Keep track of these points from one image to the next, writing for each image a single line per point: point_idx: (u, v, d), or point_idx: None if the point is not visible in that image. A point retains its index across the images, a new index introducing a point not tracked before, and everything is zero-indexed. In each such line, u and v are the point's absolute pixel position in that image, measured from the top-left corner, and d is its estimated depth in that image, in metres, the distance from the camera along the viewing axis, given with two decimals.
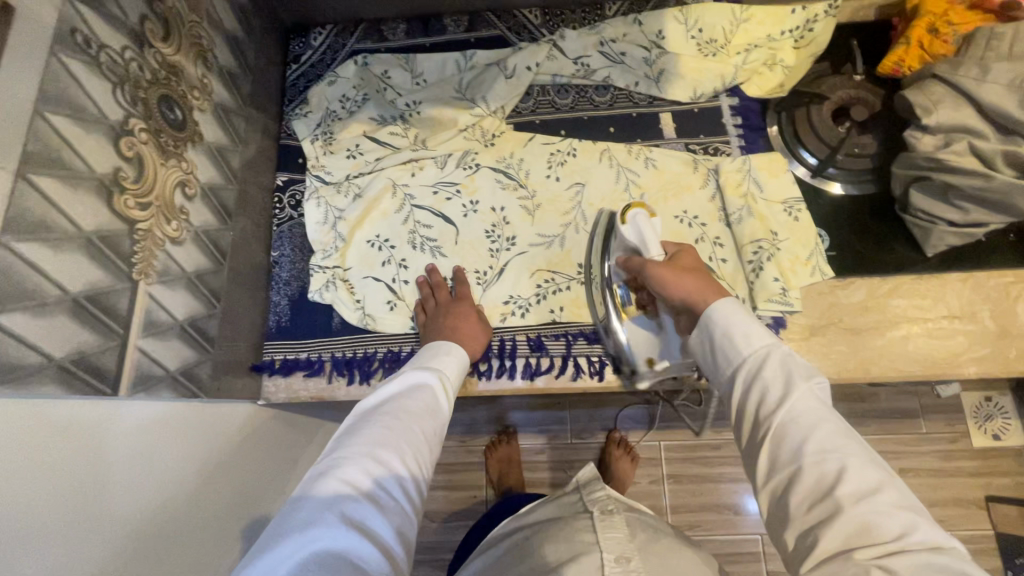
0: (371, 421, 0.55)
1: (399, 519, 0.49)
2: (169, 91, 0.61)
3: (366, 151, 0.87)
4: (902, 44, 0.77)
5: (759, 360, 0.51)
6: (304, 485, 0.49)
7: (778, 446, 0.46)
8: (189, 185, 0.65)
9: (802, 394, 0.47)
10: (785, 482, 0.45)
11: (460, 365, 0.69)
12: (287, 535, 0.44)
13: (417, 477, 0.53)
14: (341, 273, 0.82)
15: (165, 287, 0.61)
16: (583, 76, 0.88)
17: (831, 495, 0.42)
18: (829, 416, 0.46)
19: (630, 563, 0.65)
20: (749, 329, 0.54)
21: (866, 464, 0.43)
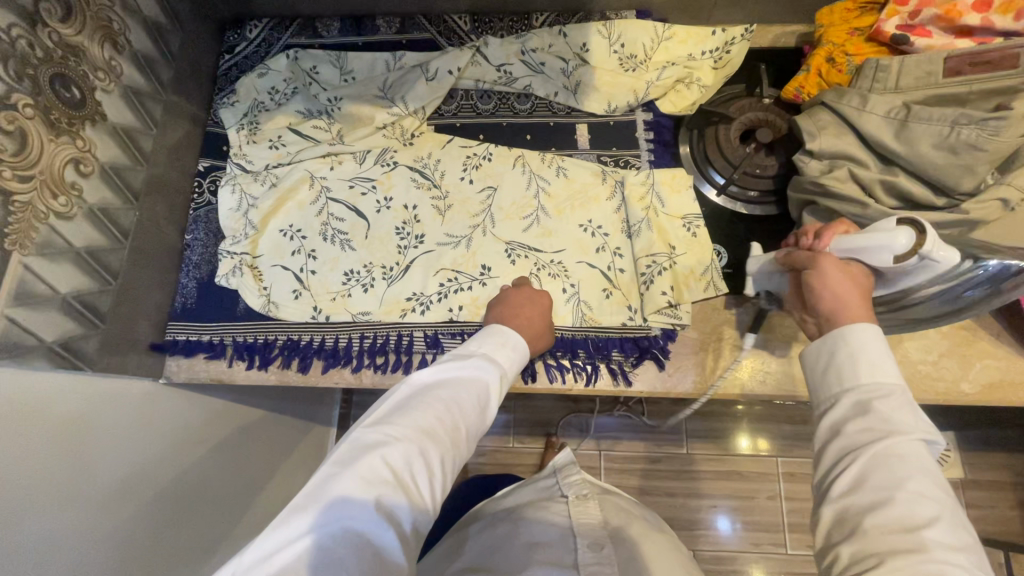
0: (423, 402, 0.55)
1: (429, 510, 0.50)
2: (65, 69, 0.64)
3: (288, 143, 0.89)
4: (803, 70, 0.80)
5: (909, 401, 0.48)
6: (345, 452, 0.50)
7: (875, 474, 0.45)
8: (84, 163, 0.67)
9: (918, 439, 0.46)
10: (867, 504, 0.44)
11: (518, 360, 0.65)
12: (324, 501, 0.46)
13: (453, 467, 0.54)
14: (249, 260, 0.84)
15: (47, 260, 0.62)
16: (504, 83, 0.91)
17: (917, 533, 0.41)
18: (935, 470, 0.45)
19: (603, 548, 0.69)
20: (895, 367, 0.50)
21: (959, 525, 0.42)
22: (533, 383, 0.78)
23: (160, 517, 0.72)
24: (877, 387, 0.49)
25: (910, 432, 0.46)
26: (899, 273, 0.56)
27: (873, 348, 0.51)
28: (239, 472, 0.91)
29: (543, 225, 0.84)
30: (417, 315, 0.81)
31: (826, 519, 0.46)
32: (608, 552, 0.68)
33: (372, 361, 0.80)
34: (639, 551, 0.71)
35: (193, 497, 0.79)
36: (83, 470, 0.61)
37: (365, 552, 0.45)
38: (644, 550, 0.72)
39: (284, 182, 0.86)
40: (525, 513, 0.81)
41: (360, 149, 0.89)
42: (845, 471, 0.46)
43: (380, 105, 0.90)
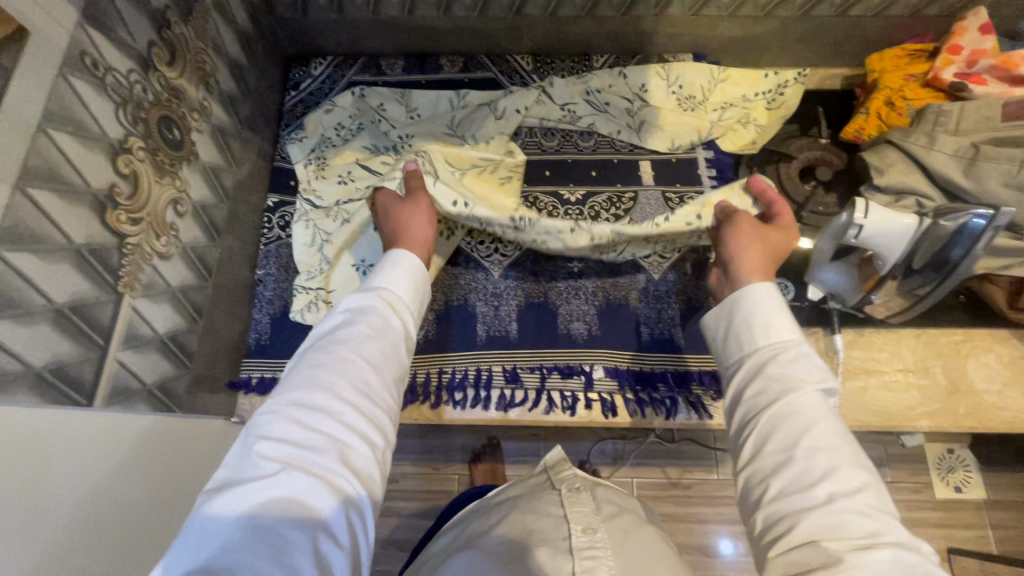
0: (306, 360, 0.55)
1: (354, 456, 0.50)
2: (170, 112, 0.64)
3: (357, 179, 0.89)
4: (862, 113, 0.83)
5: (788, 357, 0.58)
6: (242, 441, 0.49)
7: (778, 433, 0.53)
8: (181, 203, 0.67)
9: (807, 393, 0.54)
10: (776, 465, 0.51)
11: (413, 276, 0.67)
12: (229, 489, 0.45)
13: (357, 403, 0.53)
14: (323, 295, 0.83)
15: (150, 301, 0.61)
16: (569, 122, 0.93)
17: (821, 492, 0.48)
18: (831, 419, 0.53)
19: (597, 534, 0.63)
20: (779, 322, 0.60)
21: (854, 465, 0.50)
22: (614, 418, 0.79)
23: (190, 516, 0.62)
24: (759, 354, 0.59)
25: (795, 385, 0.55)
26: (877, 244, 0.65)
27: (773, 310, 0.61)
28: None
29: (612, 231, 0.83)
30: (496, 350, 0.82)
31: (744, 478, 0.54)
32: (603, 536, 0.63)
33: (451, 397, 0.80)
34: (632, 538, 0.66)
35: None
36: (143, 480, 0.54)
37: (294, 506, 0.44)
38: (632, 535, 0.67)
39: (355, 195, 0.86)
40: (517, 514, 0.70)
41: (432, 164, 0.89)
42: (749, 439, 0.55)
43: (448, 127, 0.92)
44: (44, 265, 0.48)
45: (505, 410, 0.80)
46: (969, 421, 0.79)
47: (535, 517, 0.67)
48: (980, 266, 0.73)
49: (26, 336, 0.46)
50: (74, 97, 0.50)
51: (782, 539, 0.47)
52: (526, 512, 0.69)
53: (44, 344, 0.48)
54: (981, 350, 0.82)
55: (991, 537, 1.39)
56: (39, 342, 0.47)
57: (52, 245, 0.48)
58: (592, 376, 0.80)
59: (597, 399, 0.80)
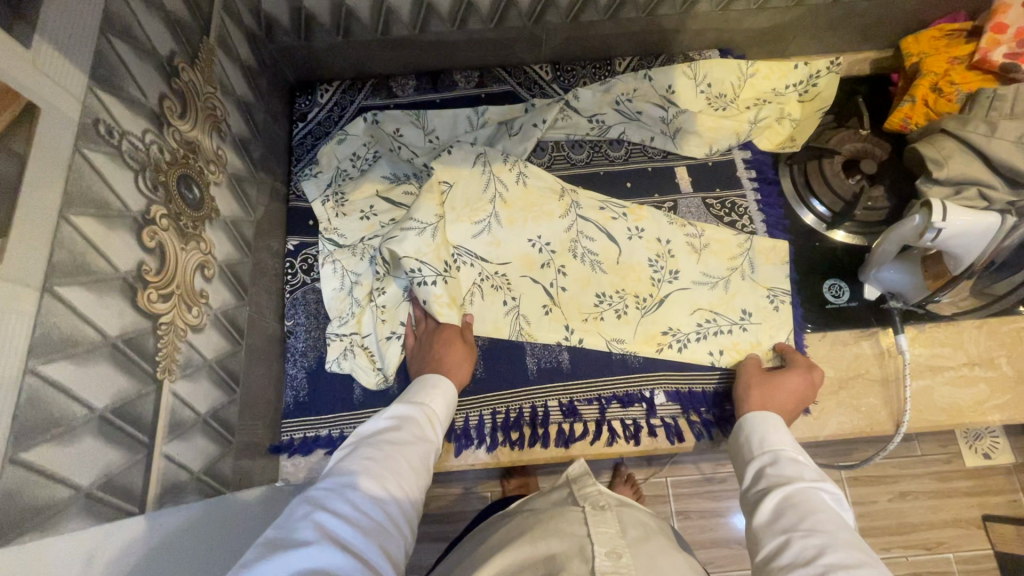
0: (355, 455, 0.56)
1: (386, 544, 0.49)
2: (188, 169, 0.58)
3: (380, 212, 0.84)
4: (907, 102, 0.80)
5: (781, 454, 0.60)
6: (287, 516, 0.48)
7: (775, 519, 0.53)
8: (208, 267, 0.61)
9: (802, 491, 0.54)
10: (777, 548, 0.50)
11: (447, 399, 0.68)
12: (273, 551, 0.43)
13: (397, 496, 0.53)
14: (358, 340, 0.78)
15: (188, 380, 0.56)
16: (598, 134, 0.89)
17: (816, 561, 0.46)
18: (830, 514, 0.51)
19: (622, 559, 0.55)
20: (783, 435, 0.62)
21: (854, 548, 0.47)
22: (680, 443, 0.76)
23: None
24: (762, 452, 0.62)
25: (794, 481, 0.56)
26: (953, 245, 0.62)
27: (771, 424, 0.64)
28: None
29: (654, 316, 0.80)
30: (543, 384, 0.78)
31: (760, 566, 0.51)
32: (630, 562, 0.54)
33: (508, 437, 0.76)
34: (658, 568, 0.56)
35: None
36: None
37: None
38: (663, 563, 0.57)
39: (442, 277, 0.74)
40: (529, 541, 0.59)
41: (506, 231, 0.82)
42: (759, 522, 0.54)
43: (527, 185, 0.84)
44: (81, 369, 0.42)
45: (565, 446, 0.76)
46: None
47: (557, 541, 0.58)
48: None
49: (70, 456, 0.40)
50: (93, 173, 0.44)
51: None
52: (532, 542, 0.59)
53: (91, 459, 0.42)
54: None
55: None
56: (83, 457, 0.42)
57: (87, 344, 0.43)
58: (653, 401, 0.77)
59: (661, 425, 0.76)
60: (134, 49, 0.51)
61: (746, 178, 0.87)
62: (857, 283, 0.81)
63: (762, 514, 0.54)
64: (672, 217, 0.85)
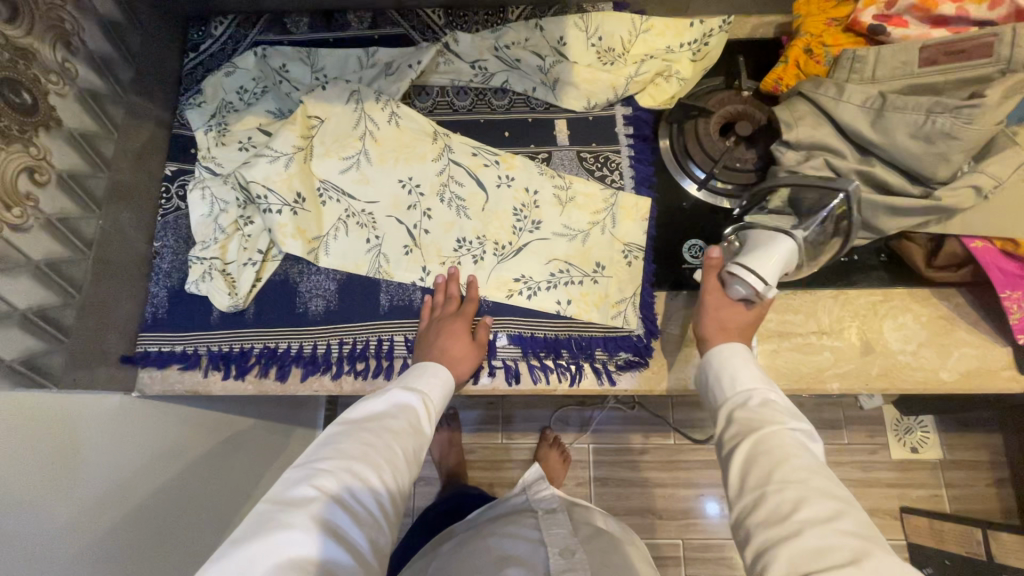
0: (354, 434, 0.57)
1: (376, 531, 0.52)
2: (13, 74, 0.60)
3: (257, 144, 0.86)
4: (782, 62, 0.78)
5: (753, 397, 0.58)
6: (279, 492, 0.50)
7: (749, 467, 0.52)
8: (39, 172, 0.63)
9: (777, 432, 0.53)
10: (748, 505, 0.50)
11: (445, 388, 0.69)
12: (264, 532, 0.47)
13: (390, 486, 0.55)
14: (218, 265, 0.80)
15: (2, 275, 0.59)
16: (481, 81, 0.88)
17: (792, 518, 0.46)
18: (805, 457, 0.51)
19: (575, 555, 0.70)
20: (754, 372, 0.61)
21: (830, 498, 0.47)
22: (518, 385, 0.78)
23: (160, 530, 0.75)
24: (733, 393, 0.60)
25: (766, 422, 0.55)
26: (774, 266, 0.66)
27: (738, 365, 0.61)
28: (219, 493, 0.88)
29: (509, 262, 0.82)
30: (394, 320, 0.80)
31: (738, 516, 0.51)
32: (580, 556, 0.70)
33: (353, 367, 0.79)
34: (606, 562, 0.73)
35: (167, 496, 0.77)
36: (57, 501, 0.60)
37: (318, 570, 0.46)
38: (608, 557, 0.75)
39: (288, 207, 0.79)
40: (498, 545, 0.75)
41: (375, 170, 0.84)
42: (735, 471, 0.53)
43: (399, 126, 0.85)
44: None
45: None
46: (882, 381, 0.76)
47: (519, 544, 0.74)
48: (890, 225, 0.70)
49: None
50: None
51: (761, 567, 0.46)
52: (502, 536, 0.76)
53: None
54: (898, 310, 0.79)
55: (945, 496, 1.24)
56: None
57: None
58: (495, 343, 0.78)
59: (501, 366, 0.78)
60: None
61: (624, 135, 0.86)
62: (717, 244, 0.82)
63: (735, 463, 0.53)
64: (542, 168, 0.85)
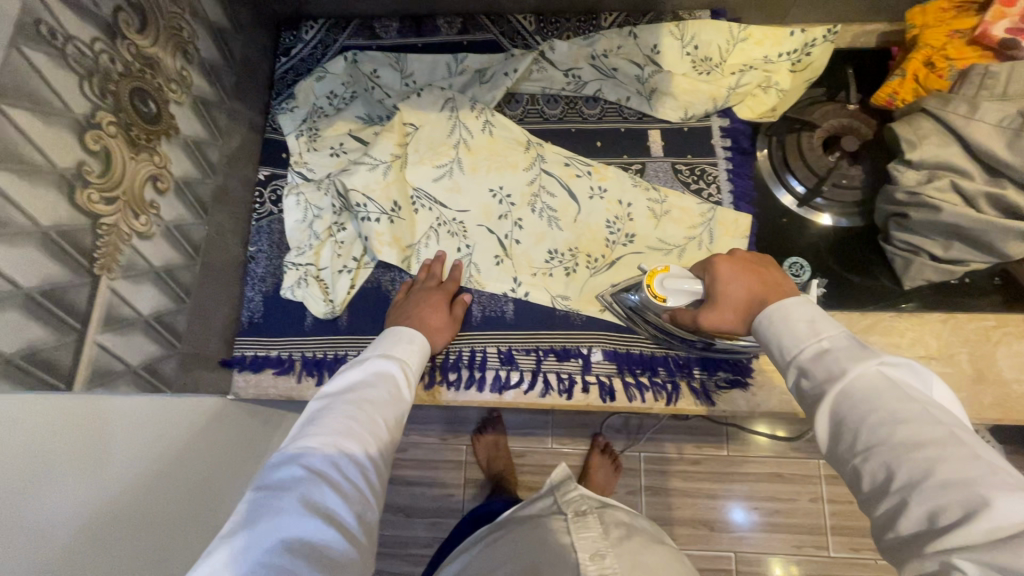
0: (332, 409, 0.57)
1: (366, 501, 0.52)
2: (143, 83, 0.61)
3: (349, 150, 0.86)
4: (897, 76, 0.76)
5: (810, 355, 0.48)
6: (263, 477, 0.50)
7: (838, 432, 0.44)
8: (160, 180, 0.64)
9: (856, 377, 0.44)
10: (852, 477, 0.42)
11: (421, 355, 0.69)
12: (252, 519, 0.46)
13: (375, 455, 0.55)
14: (313, 271, 0.81)
15: (130, 282, 0.60)
16: (574, 89, 0.87)
17: (893, 484, 0.39)
18: (896, 401, 0.42)
19: (605, 560, 0.67)
20: (801, 328, 0.50)
21: (921, 442, 0.39)
22: (612, 402, 0.77)
23: (182, 522, 0.66)
24: (785, 359, 0.50)
25: (845, 369, 0.45)
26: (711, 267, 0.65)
27: (796, 320, 0.51)
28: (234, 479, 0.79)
29: (603, 276, 0.81)
30: (487, 332, 0.79)
31: (846, 484, 0.44)
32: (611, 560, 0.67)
33: (445, 377, 0.78)
34: (638, 561, 0.70)
35: (186, 488, 0.66)
36: (84, 482, 0.50)
37: (308, 549, 0.45)
38: (641, 557, 0.71)
39: (385, 217, 0.79)
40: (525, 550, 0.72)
41: (467, 179, 0.83)
42: (824, 438, 0.45)
43: (492, 135, 0.84)
44: (11, 250, 0.46)
45: (499, 392, 0.78)
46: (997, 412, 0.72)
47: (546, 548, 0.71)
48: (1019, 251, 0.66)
49: None
50: (31, 70, 0.47)
51: (888, 536, 0.39)
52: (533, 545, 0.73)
53: (12, 331, 0.47)
54: (1013, 337, 0.75)
55: None
56: (5, 328, 0.46)
57: (16, 229, 0.47)
58: (589, 358, 0.78)
59: (595, 383, 0.77)
60: None
61: (720, 148, 0.84)
62: (818, 263, 0.80)
63: (821, 433, 0.45)
64: (636, 180, 0.83)
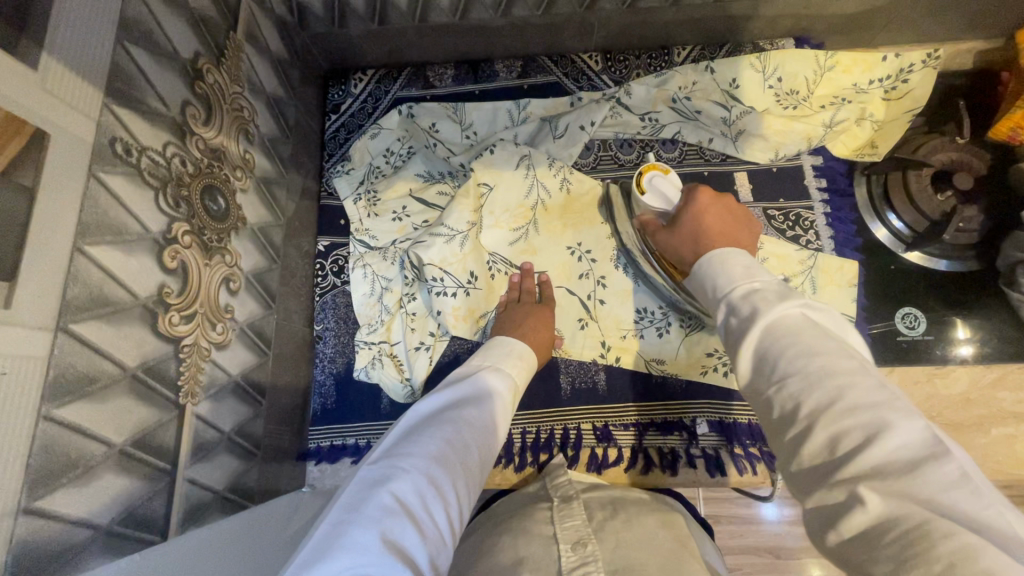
0: (427, 431, 0.46)
1: (444, 548, 0.39)
2: (213, 179, 0.55)
3: (413, 213, 0.80)
4: (1018, 108, 0.68)
5: (740, 293, 0.44)
6: (343, 504, 0.39)
7: (760, 363, 0.40)
8: (233, 279, 0.59)
9: (783, 309, 0.41)
10: (767, 401, 0.39)
11: (518, 381, 0.59)
12: (322, 555, 0.34)
13: (460, 504, 0.43)
14: (387, 348, 0.76)
15: (212, 400, 0.55)
16: (650, 133, 0.81)
17: (801, 414, 0.36)
18: (819, 333, 0.39)
19: (588, 549, 0.46)
20: (737, 268, 0.47)
21: (834, 372, 0.36)
22: (722, 478, 0.70)
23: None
24: (719, 298, 0.46)
25: (775, 300, 0.42)
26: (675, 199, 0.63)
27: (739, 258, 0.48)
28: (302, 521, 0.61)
29: (700, 337, 0.73)
30: (580, 406, 0.74)
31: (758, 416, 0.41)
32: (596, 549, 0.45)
33: (536, 459, 0.72)
34: (626, 543, 0.47)
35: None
36: None
37: None
38: (631, 537, 0.48)
39: (463, 288, 0.74)
40: (488, 544, 0.50)
41: (544, 239, 0.77)
42: (745, 370, 0.42)
43: (569, 191, 0.78)
44: (102, 409, 0.41)
45: (597, 472, 0.71)
46: None
47: (522, 542, 0.47)
48: None
49: (87, 497, 0.40)
50: (109, 197, 0.42)
51: (798, 464, 0.35)
52: (498, 547, 0.48)
53: (108, 497, 0.41)
54: None
55: None
56: (102, 496, 0.41)
57: (107, 381, 0.41)
58: (694, 430, 0.72)
59: (701, 456, 0.71)
60: (154, 55, 0.48)
61: (814, 190, 0.78)
62: (934, 312, 0.73)
63: (742, 369, 0.42)
64: None
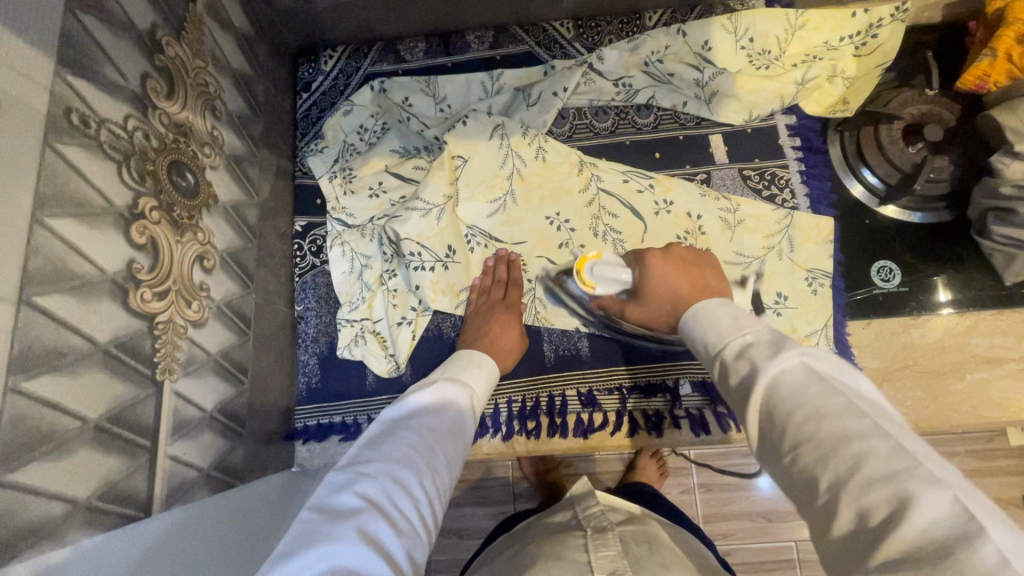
0: (395, 433, 0.46)
1: (418, 544, 0.39)
2: (180, 155, 0.54)
3: (389, 189, 0.79)
4: (987, 57, 0.68)
5: (734, 350, 0.42)
6: (316, 504, 0.39)
7: (769, 424, 0.36)
8: (207, 257, 0.58)
9: (786, 366, 0.37)
10: (784, 471, 0.35)
11: (488, 385, 0.58)
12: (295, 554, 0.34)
13: (436, 498, 0.43)
14: (369, 326, 0.75)
15: (191, 377, 0.54)
16: (624, 98, 0.81)
17: (820, 486, 0.32)
18: (830, 390, 0.35)
19: None
20: (725, 323, 0.45)
21: (846, 439, 0.32)
22: (706, 435, 0.72)
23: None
24: (712, 357, 0.44)
25: (771, 354, 0.39)
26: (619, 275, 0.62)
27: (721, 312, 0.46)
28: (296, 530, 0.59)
29: None
30: (564, 373, 0.74)
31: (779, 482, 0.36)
32: None
33: (524, 427, 0.73)
34: None
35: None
36: None
37: None
38: None
39: (441, 263, 0.74)
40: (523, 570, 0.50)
41: (522, 210, 0.77)
42: (756, 429, 0.38)
43: (546, 159, 0.78)
44: (74, 382, 0.41)
45: (584, 437, 0.73)
46: None
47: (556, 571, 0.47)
48: None
49: (64, 471, 0.39)
50: (68, 168, 0.41)
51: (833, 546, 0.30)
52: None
53: (86, 471, 0.41)
54: None
55: None
56: (80, 471, 0.41)
57: (77, 355, 0.41)
58: (678, 391, 0.73)
59: (685, 417, 0.72)
60: (108, 25, 0.47)
61: (788, 149, 0.79)
62: (908, 262, 0.74)
63: (752, 427, 0.38)
64: (705, 189, 0.77)
